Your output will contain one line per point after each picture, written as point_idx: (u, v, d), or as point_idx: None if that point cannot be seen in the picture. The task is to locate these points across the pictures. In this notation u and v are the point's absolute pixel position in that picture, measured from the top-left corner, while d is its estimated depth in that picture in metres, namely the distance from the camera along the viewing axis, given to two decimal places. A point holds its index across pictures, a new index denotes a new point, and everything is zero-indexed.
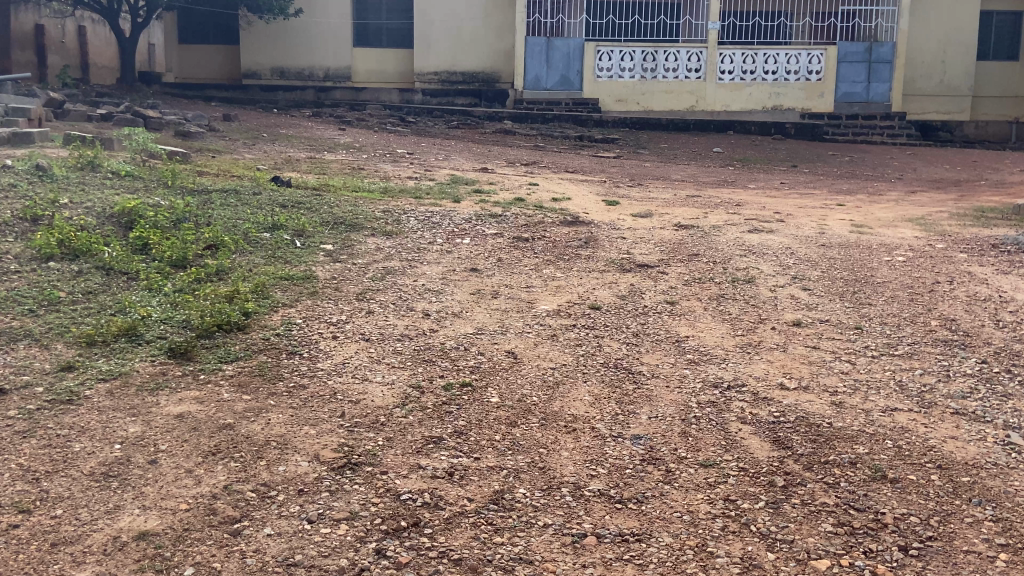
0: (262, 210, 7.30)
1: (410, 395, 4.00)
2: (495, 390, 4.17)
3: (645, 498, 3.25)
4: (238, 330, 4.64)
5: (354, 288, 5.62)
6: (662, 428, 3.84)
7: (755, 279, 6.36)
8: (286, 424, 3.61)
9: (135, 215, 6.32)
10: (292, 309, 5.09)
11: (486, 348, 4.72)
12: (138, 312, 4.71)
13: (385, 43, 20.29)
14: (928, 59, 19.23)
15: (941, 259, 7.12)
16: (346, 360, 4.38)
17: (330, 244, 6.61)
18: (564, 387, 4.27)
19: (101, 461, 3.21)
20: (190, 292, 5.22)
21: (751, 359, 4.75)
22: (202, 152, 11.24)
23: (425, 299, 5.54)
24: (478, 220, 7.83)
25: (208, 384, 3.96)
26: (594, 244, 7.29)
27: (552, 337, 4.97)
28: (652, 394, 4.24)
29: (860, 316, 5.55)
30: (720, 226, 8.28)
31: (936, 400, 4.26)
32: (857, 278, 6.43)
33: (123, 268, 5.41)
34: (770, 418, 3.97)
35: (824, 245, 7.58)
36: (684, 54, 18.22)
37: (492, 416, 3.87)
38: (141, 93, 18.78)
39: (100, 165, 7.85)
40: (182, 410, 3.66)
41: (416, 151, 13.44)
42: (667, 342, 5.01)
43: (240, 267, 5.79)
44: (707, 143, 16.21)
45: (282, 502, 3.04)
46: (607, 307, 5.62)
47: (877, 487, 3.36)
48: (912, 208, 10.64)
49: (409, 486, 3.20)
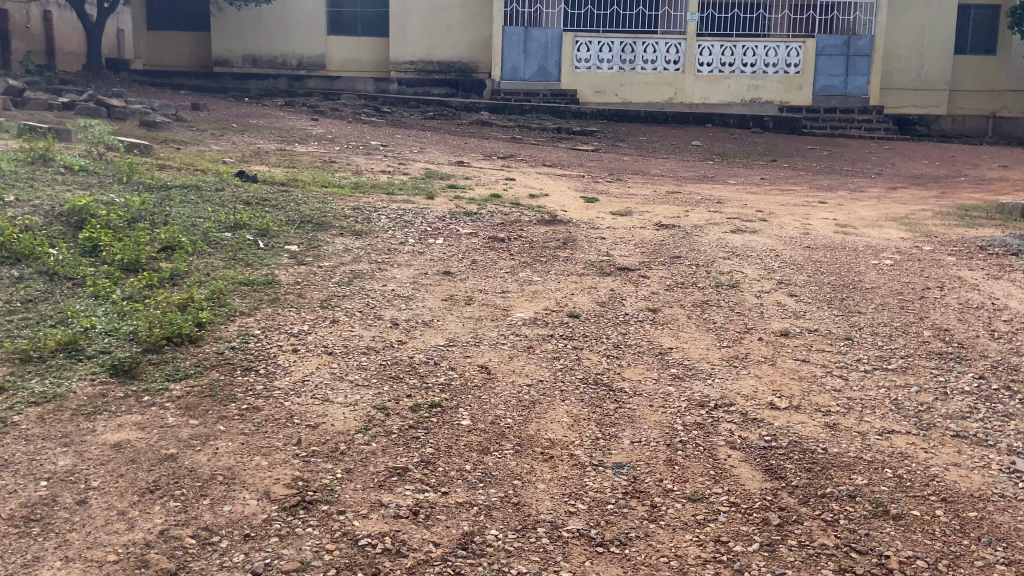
0: (224, 207, 6.94)
1: (373, 418, 3.70)
2: (467, 411, 3.87)
3: (628, 540, 2.97)
4: (190, 344, 4.30)
5: (318, 294, 5.28)
6: (645, 455, 3.57)
7: (739, 284, 6.10)
8: (235, 454, 3.30)
9: (86, 214, 5.92)
10: (250, 319, 4.75)
11: (458, 363, 4.42)
12: (80, 323, 4.35)
13: (360, 32, 19.81)
14: (905, 53, 19.14)
15: (930, 263, 6.90)
16: (306, 378, 4.05)
17: (295, 245, 6.26)
18: (541, 407, 3.99)
19: (23, 503, 2.88)
20: (141, 300, 4.86)
21: (739, 375, 4.48)
22: (165, 144, 10.81)
23: (393, 307, 5.21)
24: (452, 218, 7.50)
25: (152, 407, 3.63)
26: (573, 245, 7.00)
27: (528, 350, 4.67)
28: (634, 414, 3.96)
29: (849, 326, 5.30)
30: (702, 226, 8.00)
31: (933, 420, 4.03)
32: (844, 283, 6.19)
33: (68, 273, 5.05)
34: (762, 442, 3.70)
35: (809, 246, 7.34)
36: (662, 46, 17.95)
37: (463, 442, 3.57)
38: (107, 81, 18.22)
39: (53, 159, 7.44)
40: (121, 439, 3.34)
41: (390, 143, 13.07)
42: (649, 354, 4.74)
43: (197, 271, 5.43)
44: (685, 136, 15.95)
45: (224, 550, 2.74)
46: (586, 315, 5.32)
47: (878, 525, 3.11)
48: (895, 206, 10.45)
49: (368, 529, 2.89)
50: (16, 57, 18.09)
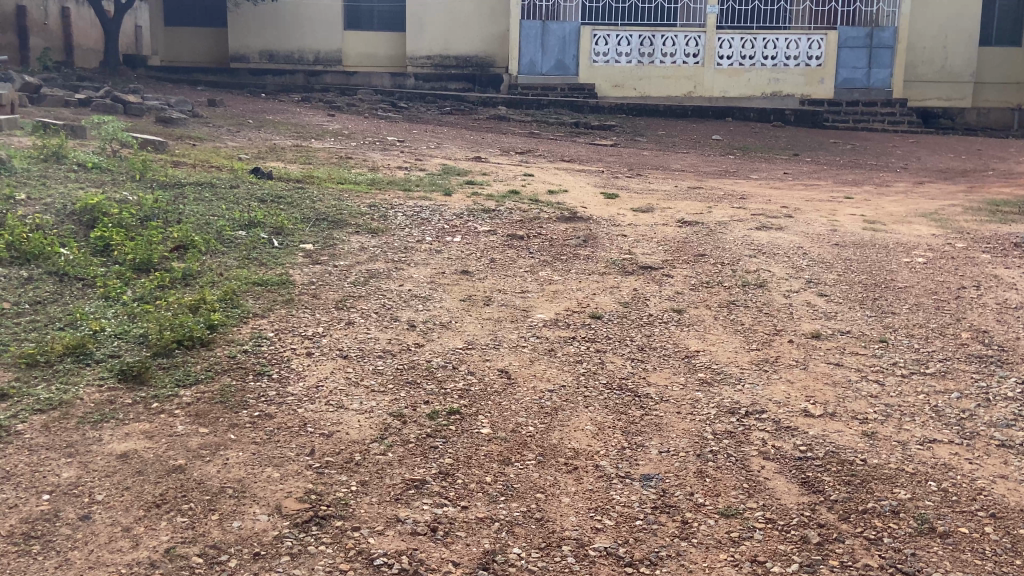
0: (238, 205, 6.81)
1: (389, 427, 3.55)
2: (487, 418, 3.72)
3: (659, 559, 2.81)
4: (201, 347, 4.17)
5: (334, 295, 5.14)
6: (675, 466, 3.40)
7: (767, 283, 5.90)
8: (245, 465, 3.17)
9: (98, 212, 5.81)
10: (263, 320, 4.62)
11: (477, 367, 4.26)
12: (89, 326, 4.23)
13: (377, 26, 19.65)
14: (929, 45, 18.76)
15: (964, 260, 6.66)
16: (320, 383, 3.91)
17: (309, 243, 6.13)
18: (564, 414, 3.83)
19: (24, 519, 2.76)
20: (152, 301, 4.73)
21: (770, 380, 4.30)
22: (180, 140, 10.71)
23: (410, 308, 5.06)
24: (470, 215, 7.34)
25: (161, 415, 3.50)
26: (594, 242, 6.82)
27: (549, 353, 4.52)
28: (661, 422, 3.79)
29: (883, 327, 5.10)
30: (726, 223, 7.80)
31: (976, 429, 3.83)
32: (876, 282, 5.98)
33: (79, 273, 4.93)
34: (797, 453, 3.52)
35: (837, 244, 7.12)
36: (682, 39, 17.71)
37: (483, 452, 3.42)
38: (125, 77, 18.21)
39: (66, 156, 7.36)
40: (127, 448, 3.21)
41: (407, 138, 12.93)
42: (675, 357, 4.56)
43: (210, 271, 5.31)
44: (706, 130, 15.71)
45: (233, 571, 2.60)
46: (609, 316, 5.15)
47: (925, 543, 2.93)
48: (922, 201, 10.21)
49: (384, 547, 2.75)
50: (34, 54, 18.11)
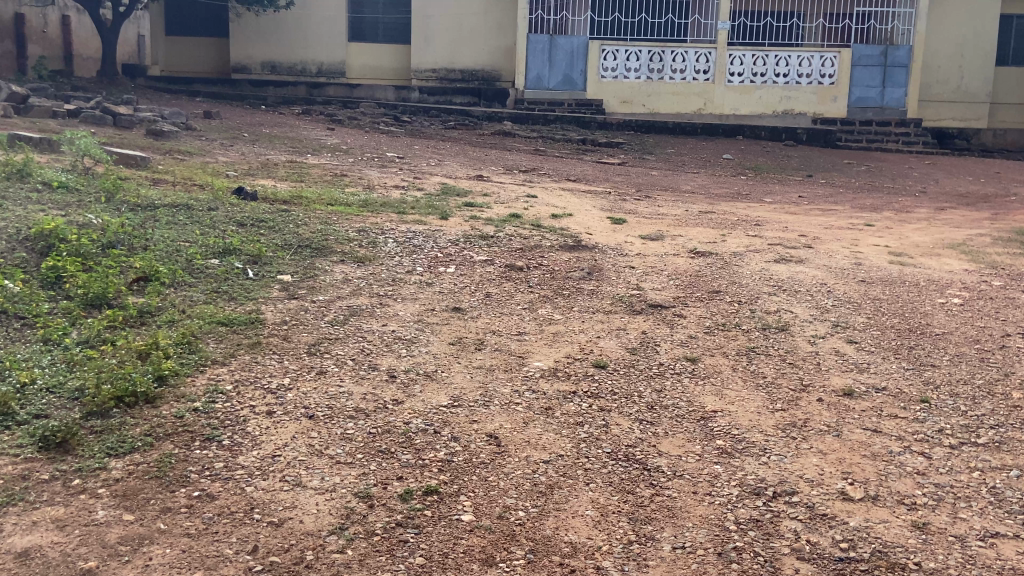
0: (214, 229, 6.28)
1: (352, 512, 3.00)
2: (469, 500, 3.15)
3: None
4: (145, 404, 3.61)
5: (307, 337, 4.58)
6: (691, 571, 2.85)
7: (789, 326, 5.34)
8: (170, 569, 2.65)
9: (54, 238, 5.24)
10: (222, 369, 4.06)
11: (463, 431, 3.69)
12: (17, 376, 3.68)
13: (381, 38, 19.18)
14: (945, 64, 18.17)
15: (1005, 302, 6.07)
16: (277, 453, 3.35)
17: (288, 274, 5.59)
18: (561, 494, 3.26)
19: None
20: (98, 345, 4.18)
21: (800, 451, 3.71)
22: (168, 155, 10.21)
23: (391, 354, 4.50)
24: (466, 242, 6.80)
25: (81, 496, 2.95)
26: (599, 275, 6.28)
27: (546, 413, 3.94)
28: (674, 507, 3.22)
29: (923, 384, 4.52)
30: (742, 253, 7.24)
31: None
32: (911, 327, 5.41)
33: (19, 311, 4.37)
34: (836, 552, 2.96)
35: (863, 280, 6.54)
36: (692, 55, 17.20)
37: (462, 548, 2.87)
38: (121, 87, 17.78)
39: (31, 174, 6.82)
40: (30, 544, 2.70)
41: (407, 155, 12.42)
42: (690, 421, 3.98)
43: (172, 306, 4.77)
44: (717, 149, 15.18)
45: None
46: (615, 366, 4.58)
47: None
48: (947, 229, 9.64)
49: None
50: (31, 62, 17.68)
